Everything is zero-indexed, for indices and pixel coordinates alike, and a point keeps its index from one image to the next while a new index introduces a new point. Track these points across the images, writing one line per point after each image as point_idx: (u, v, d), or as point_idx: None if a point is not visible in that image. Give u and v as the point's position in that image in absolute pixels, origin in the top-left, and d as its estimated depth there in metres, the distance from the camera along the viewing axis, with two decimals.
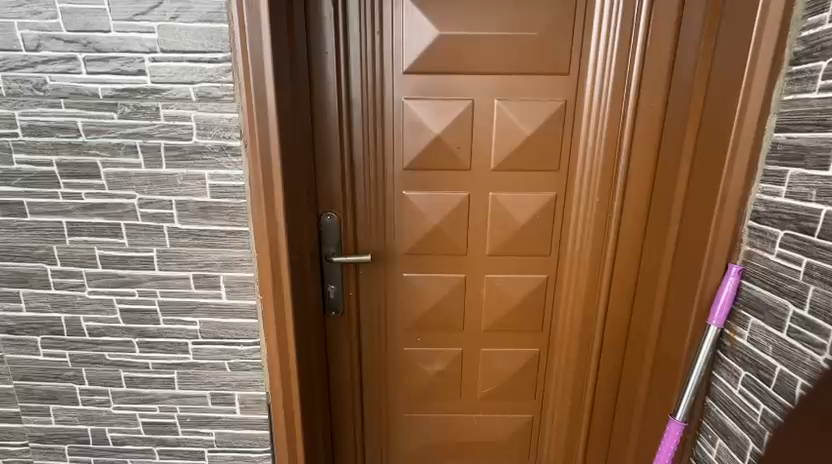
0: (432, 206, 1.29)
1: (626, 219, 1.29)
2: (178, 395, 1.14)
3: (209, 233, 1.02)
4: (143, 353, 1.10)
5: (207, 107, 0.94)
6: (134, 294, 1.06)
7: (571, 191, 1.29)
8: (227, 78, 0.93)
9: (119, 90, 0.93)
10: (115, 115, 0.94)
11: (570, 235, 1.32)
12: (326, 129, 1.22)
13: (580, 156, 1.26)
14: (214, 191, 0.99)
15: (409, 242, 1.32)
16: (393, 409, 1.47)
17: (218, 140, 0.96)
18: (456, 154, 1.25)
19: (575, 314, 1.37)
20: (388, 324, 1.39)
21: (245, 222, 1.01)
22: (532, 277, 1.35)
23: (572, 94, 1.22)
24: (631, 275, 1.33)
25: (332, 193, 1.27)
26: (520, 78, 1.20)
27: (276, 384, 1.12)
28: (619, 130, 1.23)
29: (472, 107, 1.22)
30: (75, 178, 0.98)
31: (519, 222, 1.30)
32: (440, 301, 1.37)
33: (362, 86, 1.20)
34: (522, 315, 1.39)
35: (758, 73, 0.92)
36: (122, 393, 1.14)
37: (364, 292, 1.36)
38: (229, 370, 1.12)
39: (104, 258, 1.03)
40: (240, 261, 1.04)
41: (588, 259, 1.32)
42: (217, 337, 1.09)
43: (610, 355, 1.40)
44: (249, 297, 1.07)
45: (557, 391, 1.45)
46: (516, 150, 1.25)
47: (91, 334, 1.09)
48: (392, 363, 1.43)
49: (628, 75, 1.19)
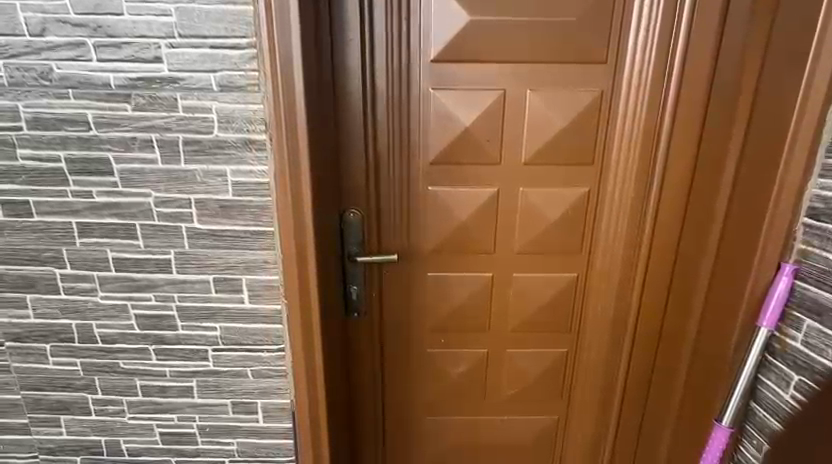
0: (459, 202, 1.23)
1: (663, 212, 1.20)
2: (198, 404, 1.08)
3: (230, 234, 0.95)
4: (160, 360, 1.04)
5: (229, 98, 0.86)
6: (151, 299, 0.99)
7: (605, 187, 1.22)
8: (251, 66, 0.85)
9: (133, 79, 0.85)
10: (129, 107, 0.86)
11: (602, 232, 1.25)
12: (349, 120, 1.15)
13: (615, 149, 1.19)
14: (236, 189, 0.92)
15: (436, 240, 1.26)
16: (415, 411, 1.42)
17: (240, 133, 0.89)
18: (485, 147, 1.18)
19: (606, 312, 1.31)
20: (411, 323, 1.33)
21: (269, 223, 0.94)
22: (564, 276, 1.30)
23: (608, 83, 1.14)
24: (663, 288, 1.26)
25: (356, 190, 1.20)
26: (553, 68, 1.13)
27: (302, 391, 1.07)
28: (657, 124, 1.15)
29: (503, 97, 1.15)
30: (85, 175, 0.91)
31: (549, 220, 1.24)
32: (462, 303, 1.32)
33: (387, 75, 1.12)
34: (553, 314, 1.33)
35: (821, 70, 0.97)
36: (137, 403, 1.08)
37: (388, 292, 1.30)
38: (251, 378, 1.06)
39: (117, 261, 0.96)
40: (263, 263, 0.97)
41: (620, 259, 1.25)
42: (238, 344, 1.03)
43: (641, 359, 1.34)
44: (272, 301, 1.00)
45: (584, 392, 1.40)
46: (549, 144, 1.18)
47: (104, 341, 1.02)
48: (416, 364, 1.37)
49: (669, 61, 1.11)
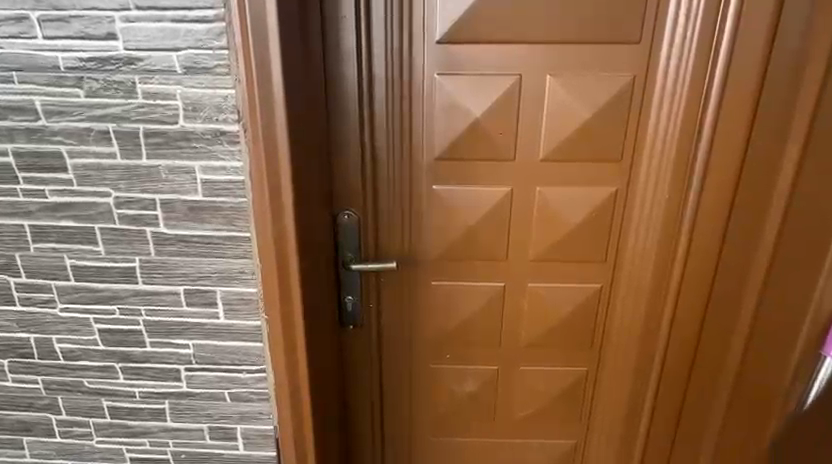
0: (468, 202, 1.08)
1: (704, 214, 1.05)
2: (171, 428, 0.96)
3: (201, 240, 0.82)
4: (128, 380, 0.93)
5: (195, 81, 0.73)
6: (115, 313, 0.88)
7: (635, 187, 1.06)
8: (220, 44, 0.72)
9: (85, 60, 0.73)
10: (81, 92, 0.74)
11: (630, 238, 1.10)
12: (343, 110, 1.01)
13: (648, 142, 1.03)
14: (206, 188, 0.79)
15: (441, 245, 1.12)
16: (416, 431, 1.29)
17: (209, 123, 0.76)
18: (497, 141, 1.04)
19: (633, 325, 1.16)
20: (413, 337, 1.20)
21: (245, 228, 0.82)
22: (586, 286, 1.15)
23: (644, 65, 0.98)
24: (700, 302, 1.12)
25: (351, 189, 1.07)
26: (578, 49, 0.98)
27: (287, 417, 0.95)
28: (698, 113, 0.99)
29: (519, 83, 1.00)
30: (35, 172, 0.79)
31: (569, 224, 1.09)
32: (472, 313, 1.18)
33: (387, 58, 0.98)
34: (573, 329, 1.18)
35: None
36: (105, 425, 0.97)
37: (387, 303, 1.17)
38: (229, 401, 0.94)
39: (76, 269, 0.85)
40: (239, 274, 0.85)
41: (651, 265, 1.11)
42: (214, 363, 0.91)
43: (673, 378, 1.19)
44: (250, 317, 0.88)
45: (606, 414, 1.25)
46: (572, 136, 1.03)
47: (66, 358, 0.92)
48: (418, 381, 1.24)
49: (716, 40, 0.95)
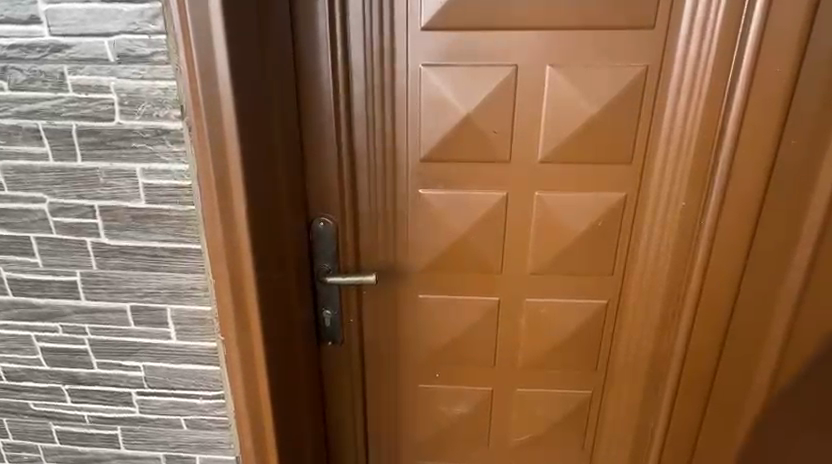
0: (458, 208, 0.97)
1: (726, 224, 0.92)
2: (125, 455, 0.88)
3: (147, 252, 0.73)
4: (76, 403, 0.84)
5: (130, 71, 0.64)
6: (58, 330, 0.79)
7: (647, 192, 0.94)
8: (156, 28, 0.62)
9: (7, 48, 0.64)
10: (5, 85, 0.65)
11: (640, 249, 0.97)
12: (316, 106, 0.91)
13: (662, 143, 0.91)
14: (149, 194, 0.70)
15: (428, 255, 1.01)
16: (403, 456, 1.19)
17: (149, 120, 0.66)
18: (489, 140, 0.92)
19: (643, 343, 1.04)
20: (399, 355, 1.09)
21: (194, 239, 0.72)
22: (590, 302, 1.03)
23: (657, 53, 0.86)
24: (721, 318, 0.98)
25: (327, 193, 0.96)
26: (580, 35, 0.85)
27: (248, 446, 0.85)
28: (720, 110, 0.87)
29: (513, 75, 0.88)
30: None
31: (571, 233, 0.97)
32: (463, 330, 1.06)
33: (364, 46, 0.88)
34: (576, 348, 1.06)
35: None
36: (55, 451, 0.88)
37: (369, 317, 1.06)
38: (186, 429, 0.85)
39: (13, 282, 0.77)
40: (190, 290, 0.75)
41: (664, 279, 0.98)
42: (167, 388, 0.82)
43: (687, 402, 1.06)
44: (204, 338, 0.78)
45: (612, 440, 1.13)
46: (574, 135, 0.91)
47: (9, 378, 0.83)
48: (404, 402, 1.13)
49: (744, 22, 0.82)
